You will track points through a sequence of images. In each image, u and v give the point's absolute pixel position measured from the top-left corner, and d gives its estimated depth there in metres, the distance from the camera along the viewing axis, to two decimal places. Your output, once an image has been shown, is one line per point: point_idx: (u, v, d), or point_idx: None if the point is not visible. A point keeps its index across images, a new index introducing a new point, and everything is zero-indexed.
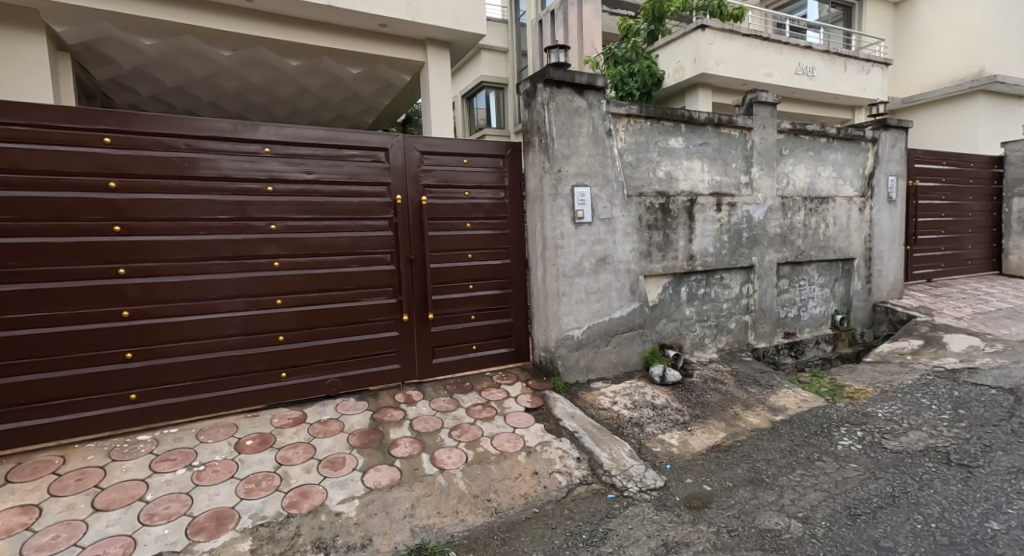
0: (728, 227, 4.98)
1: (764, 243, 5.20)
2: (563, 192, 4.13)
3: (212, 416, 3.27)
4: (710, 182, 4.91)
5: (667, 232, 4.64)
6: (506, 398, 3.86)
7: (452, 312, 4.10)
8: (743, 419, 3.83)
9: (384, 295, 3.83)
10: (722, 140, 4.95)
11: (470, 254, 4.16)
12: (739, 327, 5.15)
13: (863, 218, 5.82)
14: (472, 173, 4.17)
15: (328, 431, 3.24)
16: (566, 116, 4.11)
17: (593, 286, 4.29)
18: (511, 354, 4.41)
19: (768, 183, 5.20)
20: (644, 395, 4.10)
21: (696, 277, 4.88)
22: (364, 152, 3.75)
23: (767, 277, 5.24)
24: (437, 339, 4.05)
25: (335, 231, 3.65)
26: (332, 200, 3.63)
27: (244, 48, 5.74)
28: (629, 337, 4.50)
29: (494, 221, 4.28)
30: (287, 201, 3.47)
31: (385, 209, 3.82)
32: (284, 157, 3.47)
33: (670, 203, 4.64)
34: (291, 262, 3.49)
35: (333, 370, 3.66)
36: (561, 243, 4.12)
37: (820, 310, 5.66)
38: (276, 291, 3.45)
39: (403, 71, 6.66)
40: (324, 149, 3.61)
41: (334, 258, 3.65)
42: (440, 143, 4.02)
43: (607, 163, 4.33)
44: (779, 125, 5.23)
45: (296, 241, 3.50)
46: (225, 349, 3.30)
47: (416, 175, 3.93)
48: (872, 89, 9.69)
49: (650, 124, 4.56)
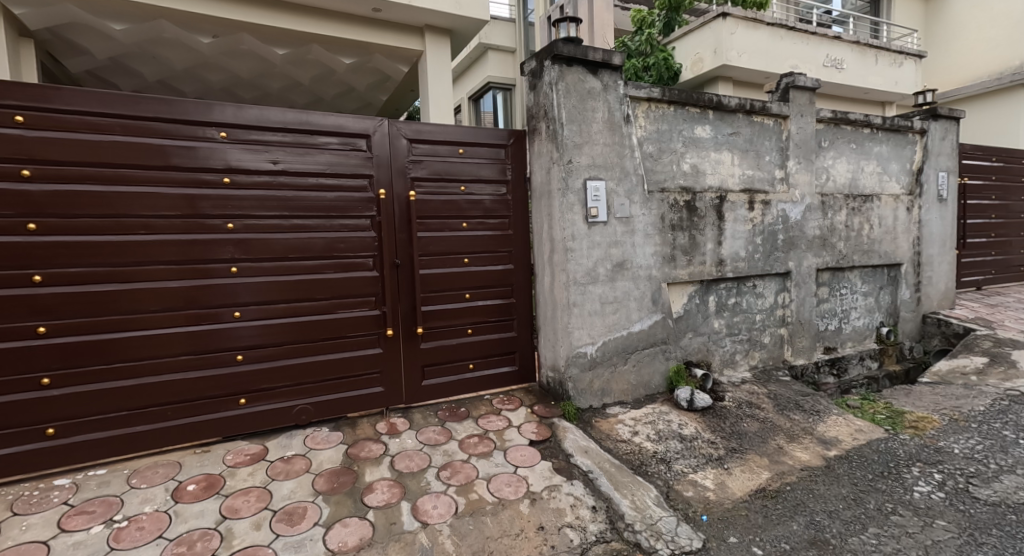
0: (761, 228, 4.38)
1: (802, 247, 4.59)
2: (574, 187, 3.56)
3: (152, 453, 2.75)
4: (741, 177, 4.33)
5: (693, 232, 4.06)
6: (508, 428, 3.28)
7: (444, 325, 3.54)
8: (789, 454, 3.20)
9: (364, 306, 3.29)
10: (754, 129, 4.37)
11: (466, 258, 3.61)
12: (774, 341, 4.54)
13: (910, 219, 5.19)
14: (468, 165, 3.62)
15: (291, 471, 2.69)
16: (577, 99, 3.56)
17: (608, 296, 3.71)
18: (515, 373, 3.84)
19: (806, 178, 4.58)
20: (669, 423, 3.50)
21: (726, 285, 4.30)
22: (342, 140, 3.22)
23: (805, 284, 4.62)
24: (427, 357, 3.49)
25: (306, 232, 3.11)
26: (303, 196, 3.10)
27: (225, 34, 5.26)
28: (650, 355, 3.91)
29: (495, 221, 3.73)
30: (248, 195, 2.94)
31: (366, 205, 3.28)
32: (243, 143, 2.95)
33: (696, 200, 4.07)
34: (252, 267, 2.96)
35: (303, 394, 3.12)
36: (571, 245, 3.55)
37: (863, 321, 5.02)
38: (234, 302, 2.92)
39: (399, 61, 6.16)
40: (293, 135, 3.08)
41: (305, 263, 3.11)
42: (431, 129, 3.48)
43: (624, 153, 3.77)
44: (818, 113, 4.62)
45: (258, 243, 2.97)
46: (170, 371, 2.79)
47: (403, 167, 3.39)
48: (902, 84, 9.09)
49: (672, 110, 3.99)
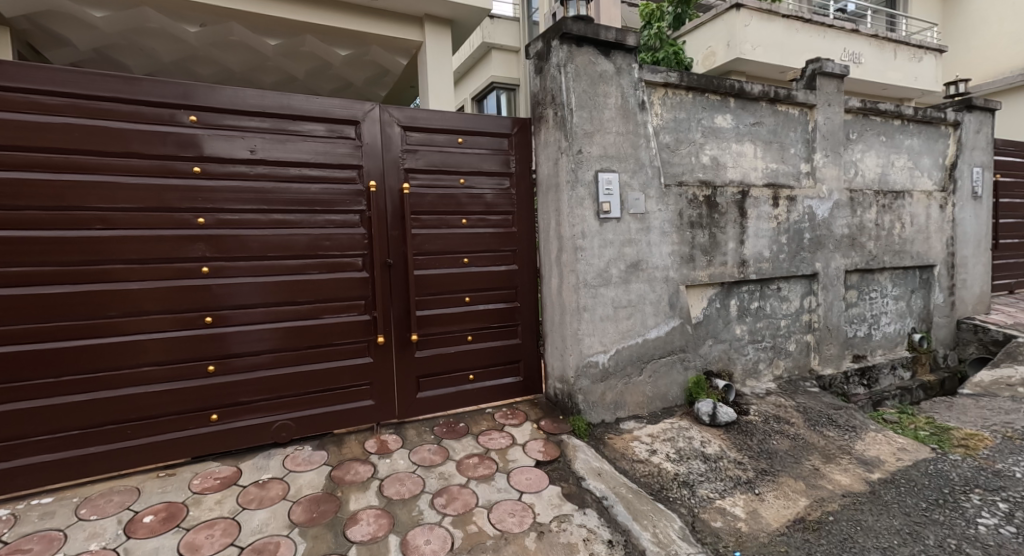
0: (786, 226, 4.04)
1: (830, 246, 4.24)
2: (584, 179, 3.24)
3: (109, 477, 2.45)
4: (764, 170, 4.00)
5: (713, 231, 3.73)
6: (511, 446, 2.95)
7: (442, 331, 3.22)
8: (828, 477, 2.85)
9: (353, 310, 2.97)
10: (778, 119, 4.04)
11: (466, 258, 3.29)
12: (800, 349, 4.19)
13: (944, 217, 4.84)
14: (468, 156, 3.31)
15: (265, 498, 2.37)
16: (588, 84, 3.25)
17: (622, 299, 3.38)
18: (519, 384, 3.50)
19: (834, 173, 4.25)
20: (690, 441, 3.15)
21: (749, 288, 3.96)
22: (328, 127, 2.92)
23: (833, 287, 4.27)
24: (422, 367, 3.16)
25: (288, 228, 2.80)
26: (284, 188, 2.79)
27: (213, 23, 4.97)
28: (668, 365, 3.57)
29: (497, 218, 3.41)
30: (221, 186, 2.64)
31: (355, 198, 2.97)
32: (215, 128, 2.65)
33: (717, 196, 3.74)
34: (225, 267, 2.65)
35: (283, 409, 2.80)
36: (581, 243, 3.22)
37: (894, 327, 4.67)
38: (203, 305, 2.61)
39: (398, 53, 5.86)
40: (273, 121, 2.78)
41: (287, 262, 2.80)
42: (427, 116, 3.17)
43: (639, 142, 3.44)
44: (847, 103, 4.28)
45: (233, 240, 2.66)
46: (130, 385, 2.49)
47: (397, 157, 3.08)
48: (922, 79, 8.74)
49: (691, 98, 3.67)
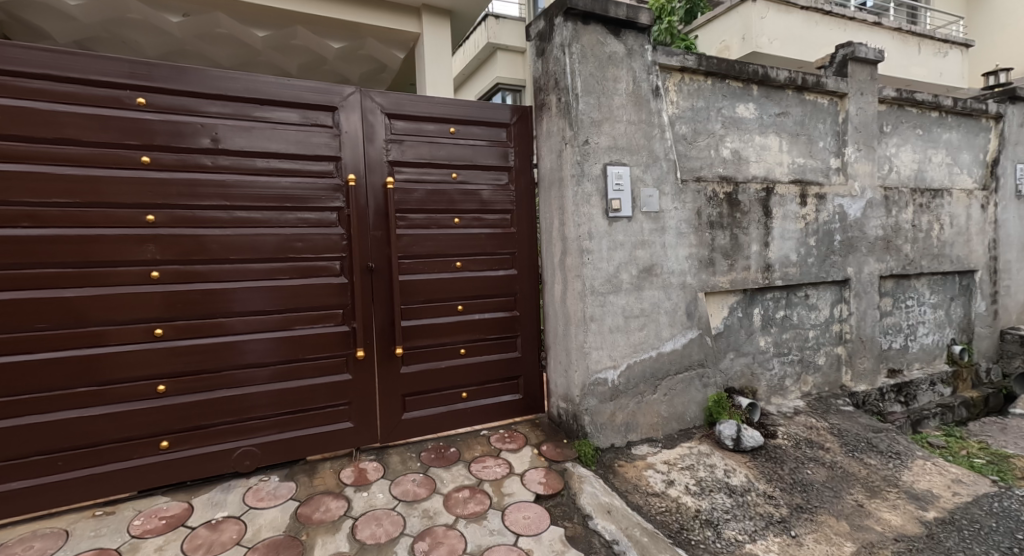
0: (815, 227, 3.66)
1: (863, 249, 3.85)
2: (591, 173, 2.88)
3: (38, 516, 2.12)
4: (791, 165, 3.62)
5: (735, 231, 3.36)
6: (508, 476, 2.58)
7: (431, 344, 2.87)
8: (875, 517, 2.45)
9: (328, 321, 2.63)
10: (806, 109, 3.66)
11: (459, 262, 2.94)
12: (830, 363, 3.79)
13: (985, 218, 4.42)
14: (461, 148, 2.96)
15: (214, 543, 2.01)
16: (595, 67, 2.90)
17: (634, 308, 3.02)
18: (518, 403, 3.14)
19: (867, 168, 3.86)
20: (712, 470, 2.77)
21: (774, 295, 3.58)
22: (302, 113, 2.59)
23: (866, 294, 3.87)
24: (408, 384, 2.81)
25: (253, 226, 2.47)
26: (249, 181, 2.46)
27: (198, 13, 4.65)
28: (685, 382, 3.19)
29: (494, 217, 3.06)
30: (175, 179, 2.31)
31: (332, 194, 2.63)
32: (168, 112, 2.32)
33: (739, 193, 3.37)
34: (178, 271, 2.32)
35: (246, 434, 2.45)
36: (588, 245, 2.86)
37: (932, 339, 4.26)
38: (152, 316, 2.28)
39: (395, 46, 5.53)
40: (237, 105, 2.45)
41: (253, 266, 2.47)
42: (415, 102, 2.83)
43: (653, 133, 3.08)
44: (881, 92, 3.90)
45: (189, 240, 2.33)
46: (65, 408, 2.16)
47: (379, 149, 2.74)
48: (948, 75, 8.31)
49: (710, 84, 3.31)
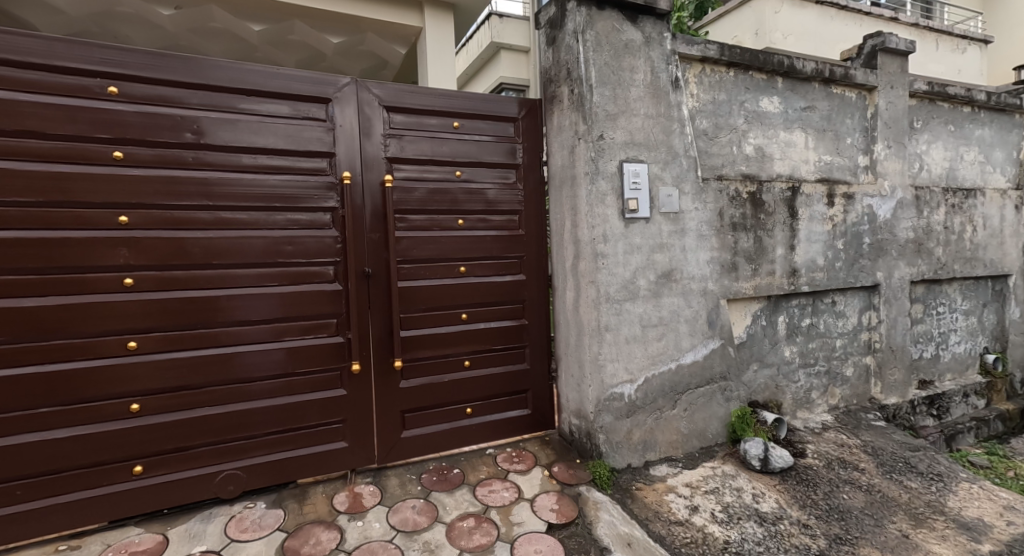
0: (843, 229, 3.42)
1: (893, 253, 3.61)
2: (606, 171, 2.66)
3: None
4: (817, 163, 3.39)
5: (759, 234, 3.13)
6: (517, 502, 2.36)
7: (432, 355, 2.65)
8: (924, 550, 2.22)
9: (321, 332, 2.41)
10: (834, 104, 3.43)
11: (463, 267, 2.73)
12: (859, 374, 3.55)
13: (1020, 219, 4.18)
14: (466, 144, 2.75)
15: None
16: (611, 56, 2.68)
17: (652, 317, 2.79)
18: (526, 419, 2.91)
19: (897, 167, 3.62)
20: (739, 495, 2.54)
21: (800, 301, 3.35)
22: (292, 105, 2.37)
23: (896, 301, 3.63)
24: (408, 399, 2.59)
25: (238, 228, 2.26)
26: (234, 179, 2.24)
27: (190, 6, 4.44)
28: (706, 397, 2.96)
29: (501, 218, 2.84)
30: (151, 176, 2.10)
31: (325, 193, 2.42)
32: (144, 102, 2.10)
33: (763, 192, 3.14)
34: (155, 278, 2.11)
35: (230, 457, 2.24)
36: (603, 249, 2.64)
37: (964, 348, 4.02)
38: (124, 328, 2.06)
39: (396, 41, 5.32)
40: (220, 96, 2.24)
41: (238, 272, 2.25)
42: (416, 94, 2.61)
43: (672, 128, 2.86)
44: (912, 86, 3.66)
45: (167, 243, 2.12)
46: (26, 431, 1.95)
47: (377, 144, 2.53)
48: (966, 72, 8.07)
49: (732, 76, 3.09)
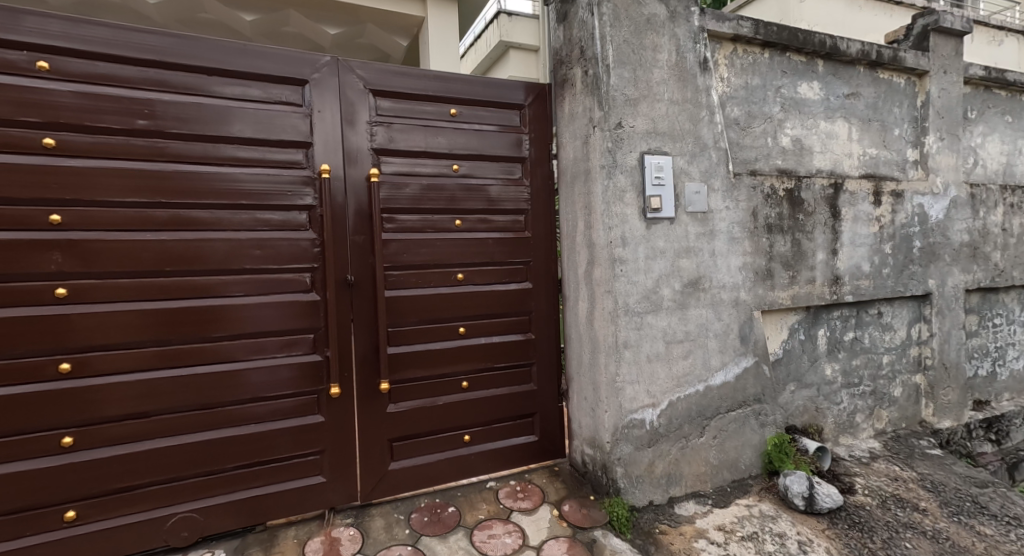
0: (890, 231, 3.03)
1: (947, 258, 3.21)
2: (625, 164, 2.31)
3: None
4: (862, 157, 3.01)
5: (798, 237, 2.76)
6: (522, 551, 2.01)
7: (425, 375, 2.32)
8: None
9: (295, 350, 2.09)
10: (880, 90, 3.05)
11: (461, 273, 2.39)
12: (907, 395, 3.16)
13: None
14: (465, 134, 2.41)
15: None
16: (631, 32, 2.33)
17: (677, 331, 2.43)
18: (533, 447, 2.57)
19: (950, 161, 3.23)
20: (782, 542, 2.17)
21: (843, 313, 2.96)
22: (263, 88, 2.05)
23: (950, 312, 3.23)
24: (396, 426, 2.26)
25: (197, 230, 1.94)
26: (193, 172, 1.93)
27: None
28: (738, 422, 2.58)
29: (504, 219, 2.50)
30: (91, 168, 1.78)
31: (300, 189, 2.09)
32: (81, 81, 1.78)
33: (802, 189, 2.77)
34: (96, 288, 1.80)
35: (185, 497, 1.93)
36: (622, 254, 2.29)
37: (1023, 364, 3.59)
38: (58, 347, 1.76)
39: (397, 32, 5.02)
40: (176, 74, 1.92)
41: (195, 280, 1.93)
42: (407, 77, 2.28)
43: (701, 115, 2.50)
44: (967, 71, 3.27)
45: (110, 247, 1.81)
46: None
47: (361, 134, 2.20)
48: (1003, 66, 7.58)
49: (767, 58, 2.73)
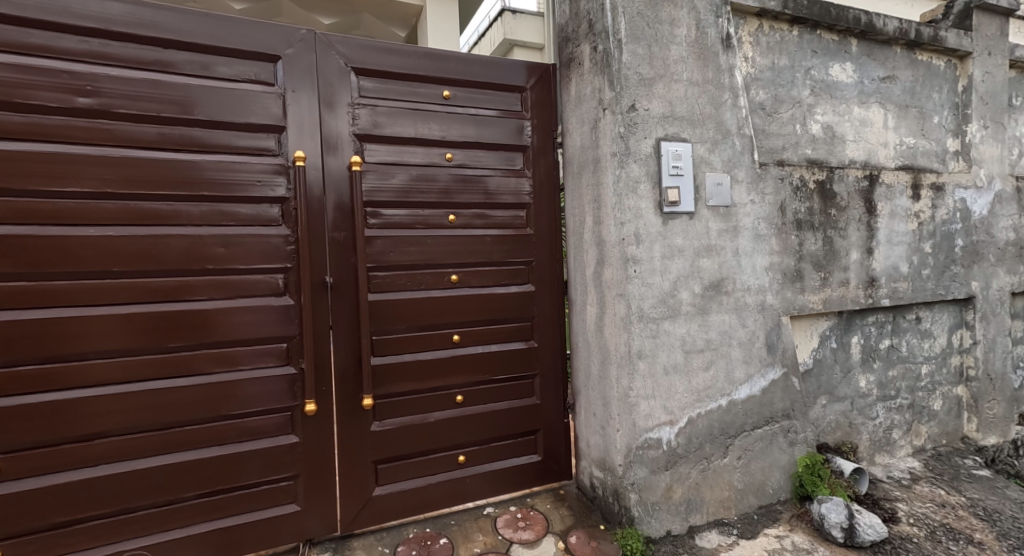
0: (930, 228, 2.75)
1: (992, 258, 2.92)
2: (639, 152, 2.05)
3: None
4: (898, 147, 2.73)
5: (830, 234, 2.48)
6: None
7: (414, 389, 2.06)
8: None
9: (266, 362, 1.85)
10: (918, 74, 2.77)
11: (455, 275, 2.13)
12: (947, 408, 2.87)
13: None
14: (459, 119, 2.16)
15: None
16: (646, 3, 2.08)
17: (697, 340, 2.17)
18: (536, 468, 2.30)
19: (994, 152, 2.94)
20: None
21: (879, 319, 2.68)
22: (229, 64, 1.81)
23: (996, 317, 2.94)
24: (381, 447, 2.01)
25: (151, 224, 1.70)
26: (146, 158, 1.69)
27: None
28: (766, 441, 2.31)
29: (503, 214, 2.24)
30: (24, 152, 1.55)
31: (272, 180, 1.85)
32: (13, 52, 1.55)
33: (835, 182, 2.49)
34: (30, 291, 1.56)
35: (136, 531, 1.69)
36: (636, 253, 2.03)
37: None
38: None
39: (395, 22, 4.78)
40: (126, 47, 1.68)
41: (148, 282, 1.69)
42: (394, 55, 2.04)
43: (723, 98, 2.24)
44: (1012, 53, 2.98)
45: (46, 243, 1.57)
46: None
47: (342, 117, 1.96)
48: None
49: (796, 36, 2.46)
